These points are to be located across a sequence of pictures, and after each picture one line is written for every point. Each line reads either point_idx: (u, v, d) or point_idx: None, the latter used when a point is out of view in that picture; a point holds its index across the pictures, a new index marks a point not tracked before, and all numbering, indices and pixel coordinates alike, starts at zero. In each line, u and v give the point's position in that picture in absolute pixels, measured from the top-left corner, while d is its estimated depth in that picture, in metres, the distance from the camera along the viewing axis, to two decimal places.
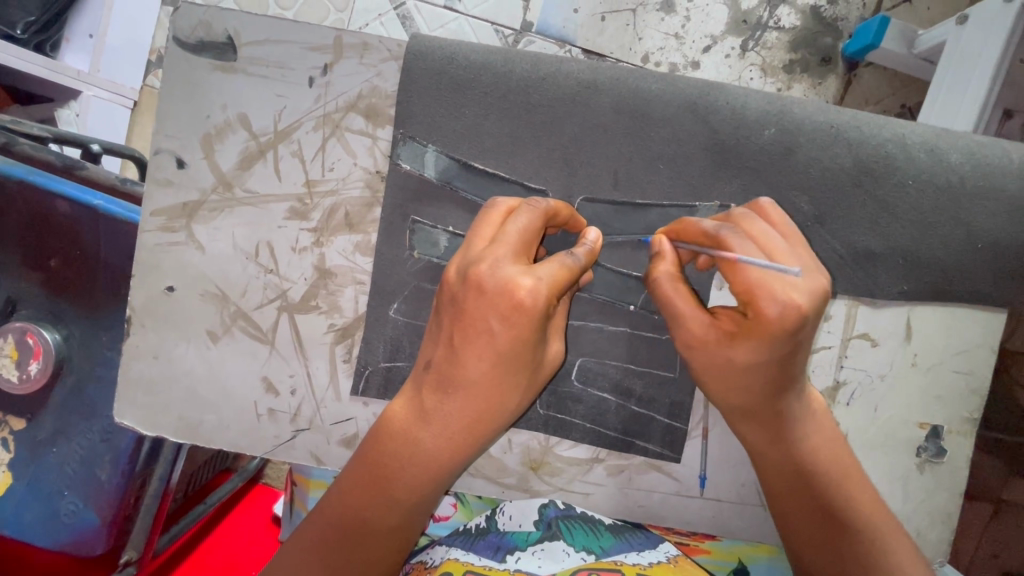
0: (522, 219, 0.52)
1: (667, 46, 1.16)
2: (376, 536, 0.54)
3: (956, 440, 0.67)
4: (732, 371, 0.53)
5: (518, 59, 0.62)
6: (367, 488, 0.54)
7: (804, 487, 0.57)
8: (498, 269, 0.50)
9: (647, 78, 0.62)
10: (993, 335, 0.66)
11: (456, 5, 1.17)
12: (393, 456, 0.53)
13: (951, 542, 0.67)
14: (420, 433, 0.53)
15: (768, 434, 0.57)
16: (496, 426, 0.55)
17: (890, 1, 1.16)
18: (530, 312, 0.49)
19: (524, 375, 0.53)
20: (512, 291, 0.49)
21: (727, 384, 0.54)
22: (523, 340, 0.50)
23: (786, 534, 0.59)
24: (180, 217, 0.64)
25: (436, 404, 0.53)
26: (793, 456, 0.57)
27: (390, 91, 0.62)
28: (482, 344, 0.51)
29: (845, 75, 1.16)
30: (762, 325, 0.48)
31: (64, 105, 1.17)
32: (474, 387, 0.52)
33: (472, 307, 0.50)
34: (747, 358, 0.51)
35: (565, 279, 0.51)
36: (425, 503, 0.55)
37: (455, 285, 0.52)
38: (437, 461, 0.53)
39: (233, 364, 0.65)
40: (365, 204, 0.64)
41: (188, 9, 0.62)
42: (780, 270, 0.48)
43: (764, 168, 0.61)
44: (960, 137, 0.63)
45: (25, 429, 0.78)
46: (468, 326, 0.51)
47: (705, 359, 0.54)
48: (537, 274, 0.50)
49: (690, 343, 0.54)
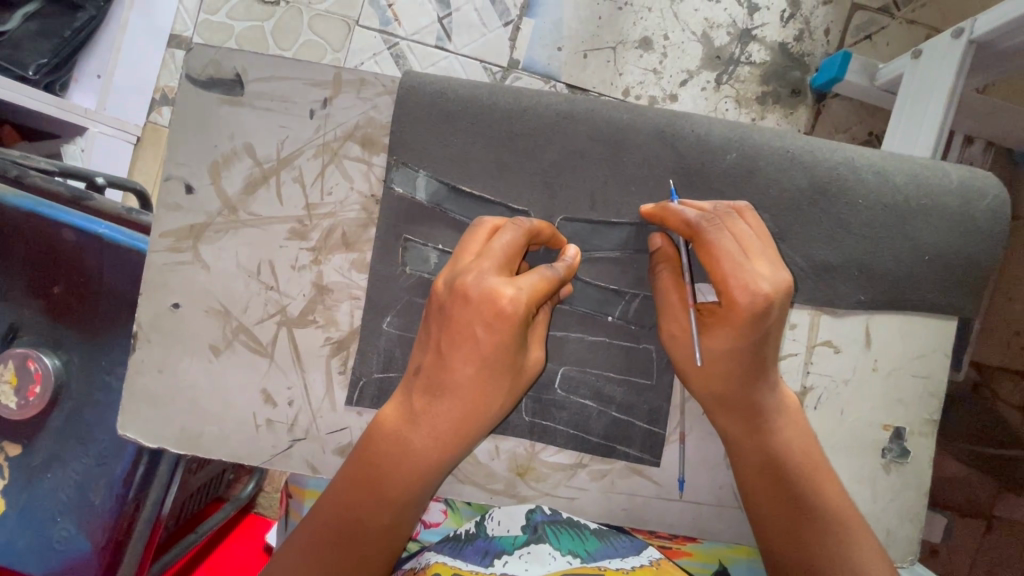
0: (506, 235, 0.57)
1: (647, 80, 1.25)
2: (369, 535, 0.56)
3: (919, 440, 0.71)
4: (710, 361, 0.60)
5: (502, 93, 0.68)
6: (360, 487, 0.57)
7: (773, 479, 0.61)
8: (483, 280, 0.54)
9: (620, 108, 0.68)
10: (946, 340, 0.71)
11: (447, 45, 1.26)
12: (385, 456, 0.57)
13: (920, 540, 0.71)
14: (411, 433, 0.57)
15: (741, 426, 0.62)
16: (482, 426, 0.59)
17: (852, 38, 1.25)
18: (512, 319, 0.54)
19: (508, 379, 0.57)
20: (495, 299, 0.53)
21: (703, 374, 0.62)
22: (506, 345, 0.55)
23: (760, 529, 0.63)
24: (187, 239, 0.68)
25: (426, 406, 0.57)
26: (760, 447, 0.62)
27: (385, 122, 0.68)
28: (468, 350, 0.55)
29: (814, 106, 1.25)
30: (731, 314, 0.57)
31: (70, 141, 1.23)
32: (460, 390, 0.56)
33: (458, 315, 0.55)
34: (722, 347, 0.59)
35: (545, 290, 0.56)
36: (416, 502, 0.58)
37: (443, 296, 0.56)
38: (427, 460, 0.57)
39: (233, 377, 0.69)
40: (361, 224, 0.69)
41: (200, 50, 0.68)
42: (749, 266, 0.57)
43: (727, 189, 0.67)
44: (904, 160, 0.69)
45: (20, 455, 0.80)
46: (455, 333, 0.55)
47: (684, 349, 0.62)
48: (518, 284, 0.55)
49: (674, 333, 0.63)
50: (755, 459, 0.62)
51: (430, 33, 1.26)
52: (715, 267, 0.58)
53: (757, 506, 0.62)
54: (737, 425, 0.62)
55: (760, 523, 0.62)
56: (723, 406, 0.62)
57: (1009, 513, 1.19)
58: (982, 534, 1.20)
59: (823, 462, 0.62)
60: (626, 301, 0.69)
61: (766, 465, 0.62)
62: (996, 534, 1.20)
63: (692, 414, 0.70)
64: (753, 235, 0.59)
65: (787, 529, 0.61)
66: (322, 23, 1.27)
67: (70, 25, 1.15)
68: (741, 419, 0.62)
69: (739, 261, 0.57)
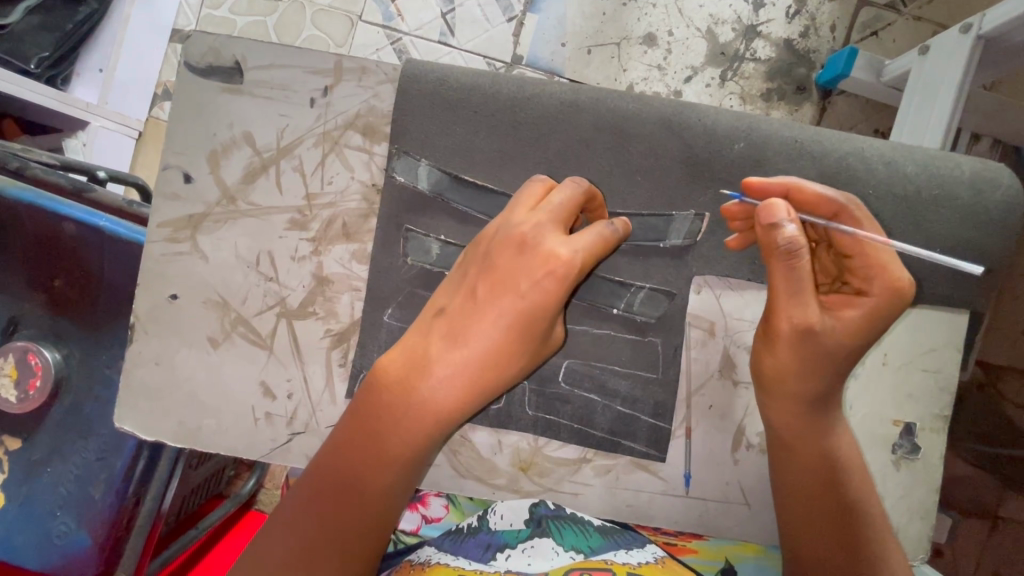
0: (565, 193, 0.59)
1: (651, 76, 1.23)
2: (370, 486, 0.56)
3: (930, 436, 0.70)
4: (837, 353, 0.59)
5: (505, 82, 0.67)
6: (368, 435, 0.57)
7: (828, 483, 0.62)
8: (542, 232, 0.58)
9: (624, 98, 0.67)
10: (959, 335, 0.69)
11: (450, 40, 1.25)
12: (395, 402, 0.56)
13: (931, 538, 0.69)
14: (423, 380, 0.56)
15: (811, 430, 0.63)
16: (495, 386, 0.58)
17: (859, 33, 1.24)
18: (561, 275, 0.56)
19: (528, 339, 0.58)
20: (550, 257, 0.56)
21: (812, 373, 0.60)
22: (541, 302, 0.57)
23: (787, 526, 0.64)
24: (186, 229, 0.68)
25: (443, 353, 0.57)
26: (823, 454, 0.63)
27: (386, 111, 0.67)
28: (501, 299, 0.57)
29: (820, 103, 1.23)
30: (877, 301, 0.58)
31: (72, 136, 1.22)
32: (483, 340, 0.57)
33: (507, 261, 0.58)
34: (854, 338, 0.59)
35: (599, 253, 0.59)
36: (417, 460, 0.57)
37: (493, 243, 0.59)
38: (435, 412, 0.56)
39: (233, 369, 0.68)
40: (361, 215, 0.68)
41: (199, 38, 0.67)
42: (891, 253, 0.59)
43: (733, 180, 0.66)
44: (914, 151, 0.68)
45: (19, 449, 0.79)
46: (496, 282, 0.58)
47: (813, 342, 0.59)
48: (575, 243, 0.57)
49: (808, 324, 0.59)
50: (814, 466, 0.62)
51: (432, 28, 1.25)
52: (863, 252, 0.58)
53: (800, 509, 0.63)
54: (801, 425, 0.63)
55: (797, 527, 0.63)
56: (803, 406, 0.62)
57: (1016, 514, 1.18)
58: (989, 535, 1.18)
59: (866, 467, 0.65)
60: (631, 292, 0.67)
61: (824, 469, 0.62)
62: (1003, 535, 1.18)
63: (699, 409, 0.69)
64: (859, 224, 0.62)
65: (827, 533, 0.61)
66: (324, 18, 1.26)
67: (71, 19, 1.15)
68: (813, 422, 0.62)
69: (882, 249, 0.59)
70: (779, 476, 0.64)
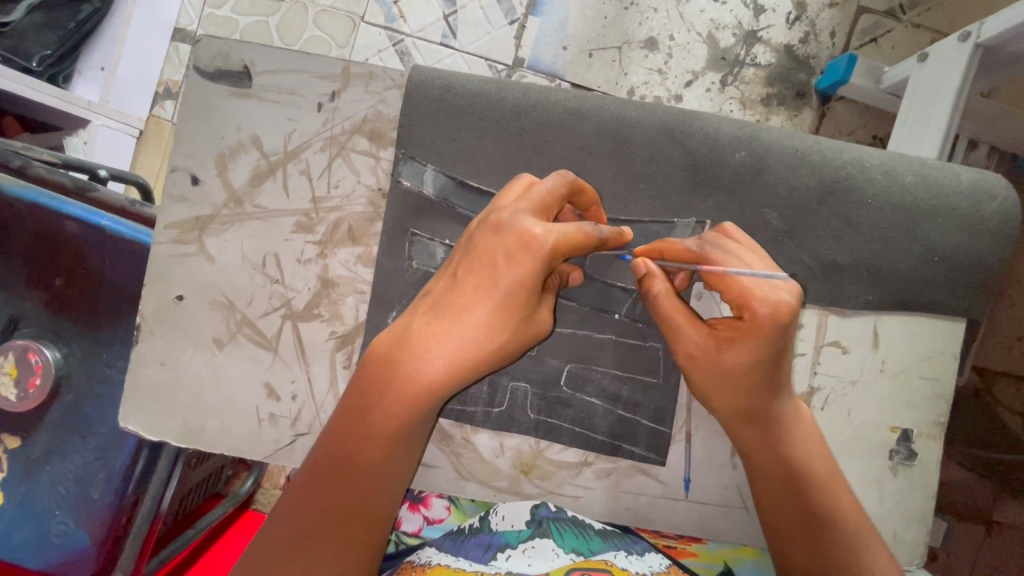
0: (549, 183, 0.59)
1: (652, 80, 1.24)
2: (357, 467, 0.55)
3: (927, 442, 0.71)
4: (731, 375, 0.60)
5: (510, 89, 0.68)
6: (351, 414, 0.56)
7: (790, 489, 0.61)
8: (517, 217, 0.57)
9: (627, 106, 0.68)
10: (955, 342, 0.70)
11: (452, 42, 1.25)
12: (379, 378, 0.56)
13: (927, 542, 0.70)
14: (405, 354, 0.55)
15: (766, 437, 0.62)
16: (484, 358, 0.57)
17: (858, 41, 1.25)
18: (536, 252, 0.55)
19: (515, 315, 0.57)
20: (523, 236, 0.56)
21: (730, 387, 0.61)
22: (522, 279, 0.56)
23: (771, 534, 0.63)
24: (193, 230, 0.68)
25: (424, 327, 0.56)
26: (785, 461, 0.62)
27: (392, 116, 0.68)
28: (483, 277, 0.57)
29: (819, 109, 1.24)
30: (753, 325, 0.57)
31: (72, 134, 1.22)
32: (464, 315, 0.56)
33: (484, 243, 0.57)
34: (742, 360, 0.58)
35: (576, 242, 0.56)
36: (403, 436, 0.56)
37: (475, 230, 0.59)
38: (418, 386, 0.55)
39: (237, 370, 0.68)
40: (367, 218, 0.68)
41: (207, 41, 0.67)
42: (766, 277, 0.57)
43: (735, 188, 0.67)
44: (913, 161, 0.69)
45: (19, 448, 0.79)
46: (479, 261, 0.57)
47: (704, 368, 0.61)
48: (549, 225, 0.56)
49: (691, 352, 0.61)
50: (773, 472, 0.62)
51: (434, 30, 1.26)
52: (730, 280, 0.58)
53: (774, 514, 0.62)
54: (757, 437, 0.62)
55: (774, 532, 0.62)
56: (740, 419, 0.62)
57: (1009, 519, 1.19)
58: (983, 539, 1.20)
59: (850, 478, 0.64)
60: (633, 297, 0.68)
61: (783, 473, 0.62)
62: (996, 539, 1.20)
63: (699, 413, 0.70)
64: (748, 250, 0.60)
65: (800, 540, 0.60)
66: (326, 19, 1.26)
67: (74, 17, 1.15)
68: (769, 430, 0.62)
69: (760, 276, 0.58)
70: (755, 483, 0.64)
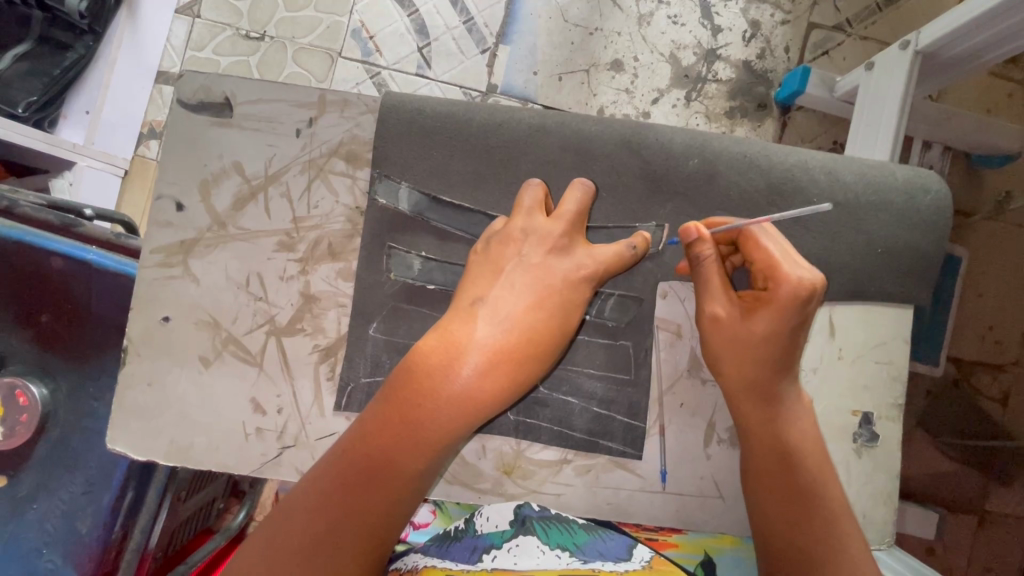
0: (573, 200, 0.69)
1: (620, 99, 1.31)
2: (401, 472, 0.60)
3: (887, 424, 0.74)
4: (753, 344, 0.66)
5: (477, 109, 0.72)
6: (402, 420, 0.61)
7: (786, 467, 0.65)
8: (571, 242, 0.69)
9: (588, 120, 0.72)
10: (905, 328, 0.75)
11: (427, 72, 1.32)
12: (437, 385, 0.62)
13: (895, 522, 0.73)
14: (463, 366, 0.63)
15: (764, 412, 0.67)
16: (525, 379, 0.66)
17: (811, 54, 1.33)
18: (589, 278, 0.68)
19: (562, 333, 0.67)
20: (577, 262, 0.68)
21: (752, 356, 0.66)
22: (571, 302, 0.68)
23: (753, 512, 0.67)
24: (177, 254, 0.71)
25: (481, 341, 0.64)
26: (777, 433, 0.66)
27: (367, 139, 0.72)
28: (538, 296, 0.67)
29: (780, 118, 1.31)
30: (777, 296, 0.64)
31: (58, 175, 1.24)
32: (515, 331, 0.65)
33: (538, 261, 0.68)
34: (764, 328, 0.65)
35: (618, 266, 0.69)
36: (446, 449, 0.62)
37: (520, 243, 0.68)
38: (469, 400, 0.63)
39: (223, 388, 0.70)
40: (346, 235, 0.72)
41: (190, 77, 0.71)
42: (790, 257, 0.65)
43: (690, 192, 0.72)
44: (853, 161, 0.74)
45: (6, 485, 0.80)
46: (535, 279, 0.67)
47: (728, 332, 0.67)
48: (595, 253, 0.69)
49: (719, 316, 0.67)
50: (771, 448, 0.66)
51: (410, 62, 1.32)
52: (766, 254, 0.65)
53: (757, 492, 0.67)
54: (758, 411, 0.67)
55: (756, 512, 0.66)
56: (747, 393, 0.67)
57: (999, 506, 1.22)
58: (976, 527, 1.22)
59: (821, 460, 0.66)
60: (602, 299, 0.72)
61: (778, 451, 0.66)
62: (987, 529, 1.22)
63: (670, 407, 0.73)
64: (783, 240, 0.68)
65: (784, 514, 0.64)
66: (305, 56, 1.32)
67: (59, 64, 1.20)
68: (763, 404, 0.67)
69: (790, 256, 0.65)
70: (744, 459, 0.68)
